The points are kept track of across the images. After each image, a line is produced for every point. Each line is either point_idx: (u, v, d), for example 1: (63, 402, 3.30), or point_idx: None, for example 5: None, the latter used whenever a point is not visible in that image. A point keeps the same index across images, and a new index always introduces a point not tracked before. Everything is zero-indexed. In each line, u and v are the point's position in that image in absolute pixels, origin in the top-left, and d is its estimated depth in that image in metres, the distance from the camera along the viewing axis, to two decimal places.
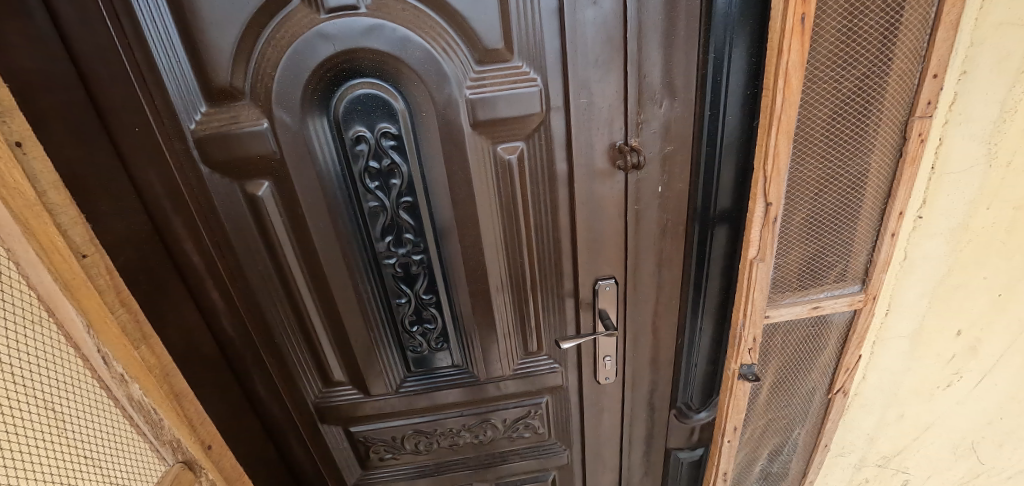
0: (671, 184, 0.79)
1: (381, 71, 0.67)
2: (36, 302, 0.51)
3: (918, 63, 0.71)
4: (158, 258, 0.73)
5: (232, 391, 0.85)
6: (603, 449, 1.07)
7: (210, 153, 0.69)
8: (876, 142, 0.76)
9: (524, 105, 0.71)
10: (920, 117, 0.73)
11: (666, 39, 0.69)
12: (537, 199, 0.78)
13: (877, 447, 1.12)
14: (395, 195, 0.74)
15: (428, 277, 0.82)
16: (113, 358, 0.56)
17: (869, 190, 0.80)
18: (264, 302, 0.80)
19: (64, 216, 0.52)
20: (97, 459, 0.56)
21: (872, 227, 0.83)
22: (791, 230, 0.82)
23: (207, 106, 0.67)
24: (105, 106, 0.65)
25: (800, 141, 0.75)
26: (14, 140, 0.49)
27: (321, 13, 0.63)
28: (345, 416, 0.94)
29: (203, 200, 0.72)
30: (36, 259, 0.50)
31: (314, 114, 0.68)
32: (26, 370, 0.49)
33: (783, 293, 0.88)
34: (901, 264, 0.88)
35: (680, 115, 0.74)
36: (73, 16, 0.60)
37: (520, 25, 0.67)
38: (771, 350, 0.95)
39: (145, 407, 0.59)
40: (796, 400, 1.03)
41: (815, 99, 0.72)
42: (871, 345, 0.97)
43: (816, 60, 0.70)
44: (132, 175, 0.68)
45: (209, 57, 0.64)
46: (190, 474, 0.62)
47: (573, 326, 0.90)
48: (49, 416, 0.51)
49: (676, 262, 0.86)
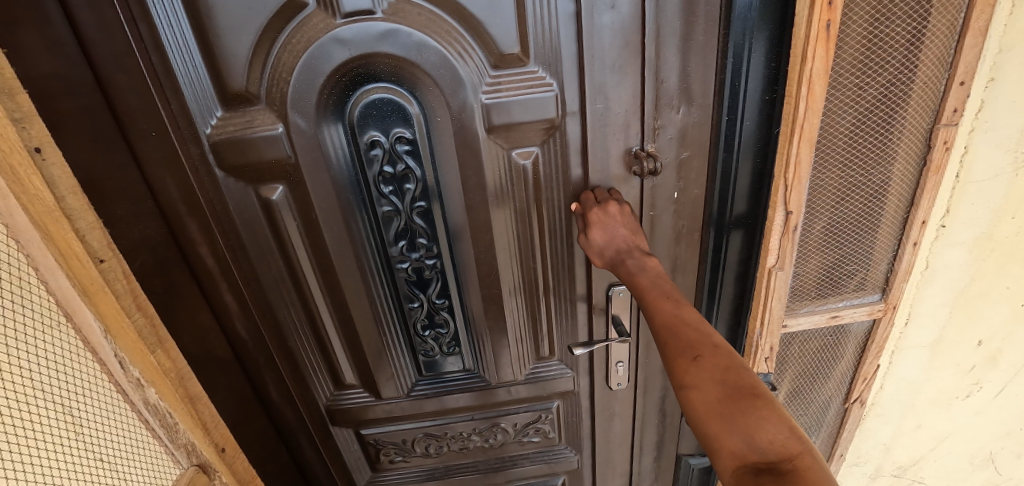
0: (686, 191, 0.78)
1: (396, 75, 0.67)
2: (54, 307, 0.51)
3: (944, 70, 0.69)
4: (172, 260, 0.73)
5: (244, 393, 0.85)
6: (614, 455, 1.07)
7: (226, 157, 0.69)
8: (899, 150, 0.75)
9: (539, 110, 0.70)
10: (946, 125, 0.71)
11: (684, 44, 0.68)
12: (550, 202, 0.77)
13: (892, 457, 1.11)
14: (409, 200, 0.74)
15: (441, 281, 0.82)
16: (129, 362, 0.56)
17: (892, 198, 0.79)
18: (277, 304, 0.80)
19: (83, 221, 0.54)
20: (116, 463, 0.56)
21: (894, 235, 0.82)
22: (810, 238, 0.82)
23: (223, 111, 0.67)
24: (122, 111, 0.65)
25: (821, 149, 0.74)
26: (34, 145, 0.49)
27: (337, 17, 0.62)
28: (357, 418, 0.95)
29: (218, 203, 0.72)
30: (54, 264, 0.50)
31: (330, 119, 0.68)
32: (46, 375, 0.50)
33: (801, 302, 0.88)
34: (922, 273, 0.86)
35: (697, 121, 0.73)
36: (90, 20, 0.60)
37: (536, 29, 0.66)
38: (788, 358, 0.95)
39: (161, 411, 0.60)
40: (810, 409, 1.02)
41: (837, 107, 0.71)
42: (890, 355, 0.95)
43: (840, 68, 0.68)
44: (147, 179, 0.68)
45: (225, 61, 0.64)
46: (205, 476, 0.63)
47: (584, 331, 0.90)
48: (70, 420, 0.51)
49: (691, 269, 0.85)
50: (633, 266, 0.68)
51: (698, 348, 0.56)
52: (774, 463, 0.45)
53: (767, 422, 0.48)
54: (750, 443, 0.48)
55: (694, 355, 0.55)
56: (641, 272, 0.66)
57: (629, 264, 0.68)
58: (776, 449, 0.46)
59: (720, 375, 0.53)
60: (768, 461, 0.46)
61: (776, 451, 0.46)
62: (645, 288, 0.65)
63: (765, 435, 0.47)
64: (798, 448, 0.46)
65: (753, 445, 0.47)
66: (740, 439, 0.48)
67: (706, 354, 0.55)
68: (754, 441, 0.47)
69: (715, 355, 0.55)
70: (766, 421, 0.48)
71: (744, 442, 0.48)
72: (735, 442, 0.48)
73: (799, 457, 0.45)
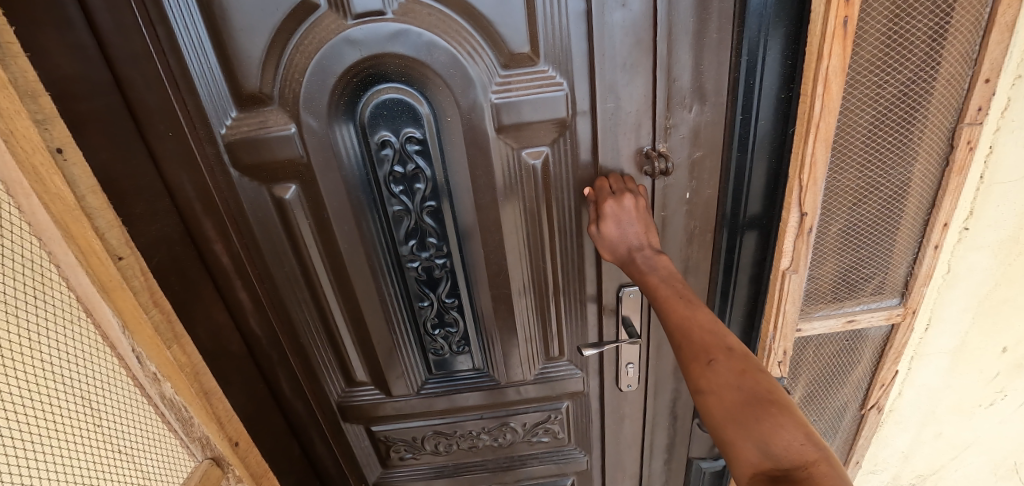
0: (699, 191, 0.77)
1: (407, 76, 0.67)
2: (75, 302, 0.53)
3: (968, 67, 0.67)
4: (188, 258, 0.74)
5: (259, 389, 0.87)
6: (624, 456, 1.06)
7: (240, 157, 0.70)
8: (920, 150, 0.73)
9: (549, 109, 0.70)
10: (969, 124, 0.69)
11: (696, 41, 0.67)
12: (560, 202, 0.77)
13: (911, 465, 1.09)
14: (419, 199, 0.74)
15: (451, 280, 0.82)
16: (146, 358, 0.57)
17: (912, 199, 0.77)
18: (290, 302, 0.82)
19: (102, 220, 0.55)
20: (134, 455, 0.58)
21: (914, 238, 0.80)
22: (826, 240, 0.80)
23: (238, 111, 0.68)
24: (140, 111, 0.66)
25: (838, 148, 0.72)
26: (56, 146, 0.50)
27: (348, 18, 0.63)
28: (367, 415, 0.96)
29: (232, 202, 0.74)
30: (74, 261, 0.51)
31: (341, 120, 0.69)
32: (66, 369, 0.51)
33: (816, 306, 0.86)
34: (944, 277, 0.84)
35: (710, 120, 0.72)
36: (110, 23, 0.61)
37: (546, 28, 0.66)
38: (802, 363, 0.93)
39: (177, 405, 0.61)
40: (826, 414, 1.00)
41: (856, 105, 0.69)
42: (909, 361, 0.93)
43: (858, 65, 0.66)
44: (164, 177, 0.70)
45: (239, 63, 0.65)
46: (218, 470, 0.64)
47: (594, 332, 0.89)
48: (89, 414, 0.53)
49: (703, 270, 0.83)
50: (644, 265, 0.67)
51: (714, 351, 0.55)
52: (788, 471, 0.45)
53: (782, 429, 0.47)
54: (766, 451, 0.47)
55: (708, 360, 0.54)
56: (652, 271, 0.66)
57: (639, 263, 0.67)
58: (792, 456, 0.46)
59: (735, 379, 0.52)
60: (782, 468, 0.46)
61: (791, 458, 0.46)
62: (657, 287, 0.64)
63: (781, 442, 0.46)
64: (814, 455, 0.46)
65: (768, 453, 0.47)
66: (756, 447, 0.48)
67: (721, 357, 0.54)
68: (770, 448, 0.47)
69: (731, 359, 0.54)
70: (781, 428, 0.47)
71: (759, 449, 0.47)
72: (751, 451, 0.48)
73: (813, 464, 0.45)
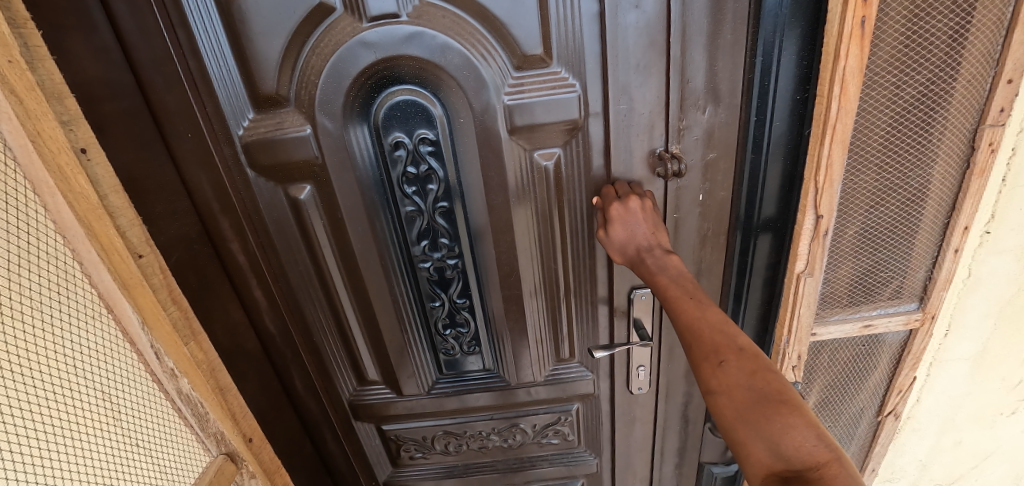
0: (712, 192, 0.76)
1: (421, 78, 0.68)
2: (96, 300, 0.54)
3: (990, 67, 0.66)
4: (205, 256, 0.75)
5: (272, 386, 0.88)
6: (635, 459, 1.05)
7: (257, 158, 0.71)
8: (940, 152, 0.72)
9: (562, 111, 0.70)
10: (991, 126, 0.68)
11: (711, 42, 0.66)
12: (572, 204, 0.77)
13: (929, 473, 1.06)
14: (432, 200, 0.75)
15: (463, 281, 0.82)
16: (164, 353, 0.58)
17: (931, 202, 0.76)
18: (304, 300, 0.83)
19: (124, 218, 0.55)
20: (151, 449, 0.59)
21: (933, 241, 0.79)
22: (842, 243, 0.79)
23: (255, 113, 0.69)
24: (161, 114, 0.67)
25: (855, 150, 0.71)
26: (80, 146, 0.51)
27: (363, 21, 0.64)
28: (377, 414, 0.97)
29: (249, 202, 0.75)
30: (96, 259, 0.52)
31: (356, 121, 0.70)
32: (87, 364, 0.53)
33: (832, 310, 0.85)
34: (965, 281, 0.82)
35: (724, 121, 0.71)
36: (132, 26, 0.62)
37: (559, 31, 0.66)
38: (817, 368, 0.92)
39: (193, 402, 0.61)
40: (841, 421, 0.98)
41: (874, 106, 0.68)
42: (927, 367, 0.91)
43: (877, 66, 0.65)
44: (184, 177, 0.71)
45: (257, 66, 0.66)
46: (233, 465, 0.64)
47: (605, 334, 0.89)
48: (108, 408, 0.55)
49: (716, 272, 0.82)
50: (654, 265, 0.67)
51: (723, 351, 0.55)
52: (800, 472, 0.44)
53: (793, 429, 0.47)
54: (777, 451, 0.46)
55: (718, 360, 0.54)
56: (661, 272, 0.65)
57: (649, 263, 0.67)
58: (804, 457, 0.45)
59: (746, 380, 0.51)
60: (794, 469, 0.45)
61: (803, 459, 0.45)
62: (666, 287, 0.64)
63: (791, 441, 0.46)
64: (826, 456, 0.45)
65: (779, 453, 0.46)
66: (767, 447, 0.47)
67: (731, 358, 0.54)
68: (781, 448, 0.46)
69: (740, 358, 0.53)
70: (793, 428, 0.47)
71: (770, 450, 0.47)
72: (762, 451, 0.47)
73: (825, 466, 0.44)
